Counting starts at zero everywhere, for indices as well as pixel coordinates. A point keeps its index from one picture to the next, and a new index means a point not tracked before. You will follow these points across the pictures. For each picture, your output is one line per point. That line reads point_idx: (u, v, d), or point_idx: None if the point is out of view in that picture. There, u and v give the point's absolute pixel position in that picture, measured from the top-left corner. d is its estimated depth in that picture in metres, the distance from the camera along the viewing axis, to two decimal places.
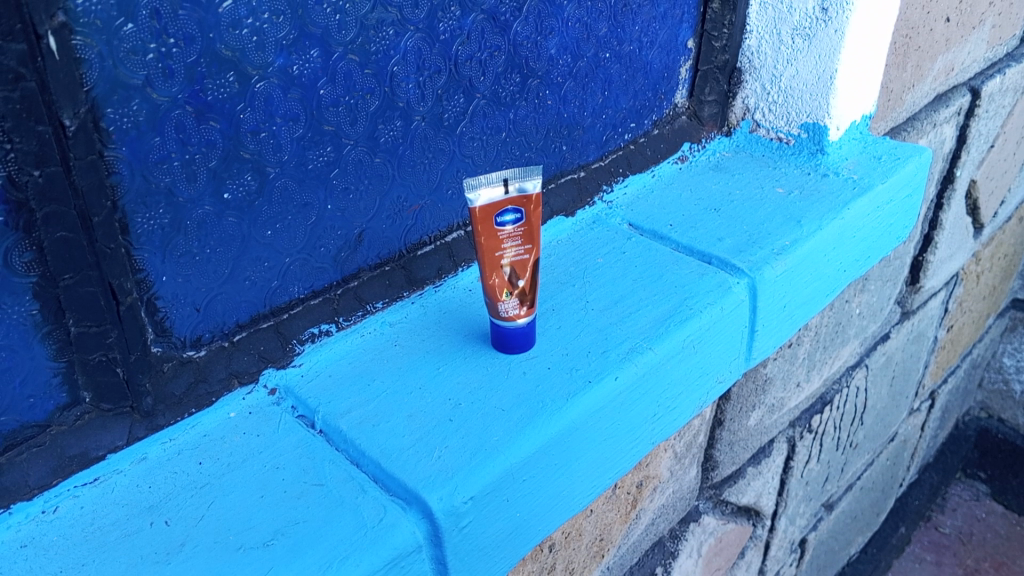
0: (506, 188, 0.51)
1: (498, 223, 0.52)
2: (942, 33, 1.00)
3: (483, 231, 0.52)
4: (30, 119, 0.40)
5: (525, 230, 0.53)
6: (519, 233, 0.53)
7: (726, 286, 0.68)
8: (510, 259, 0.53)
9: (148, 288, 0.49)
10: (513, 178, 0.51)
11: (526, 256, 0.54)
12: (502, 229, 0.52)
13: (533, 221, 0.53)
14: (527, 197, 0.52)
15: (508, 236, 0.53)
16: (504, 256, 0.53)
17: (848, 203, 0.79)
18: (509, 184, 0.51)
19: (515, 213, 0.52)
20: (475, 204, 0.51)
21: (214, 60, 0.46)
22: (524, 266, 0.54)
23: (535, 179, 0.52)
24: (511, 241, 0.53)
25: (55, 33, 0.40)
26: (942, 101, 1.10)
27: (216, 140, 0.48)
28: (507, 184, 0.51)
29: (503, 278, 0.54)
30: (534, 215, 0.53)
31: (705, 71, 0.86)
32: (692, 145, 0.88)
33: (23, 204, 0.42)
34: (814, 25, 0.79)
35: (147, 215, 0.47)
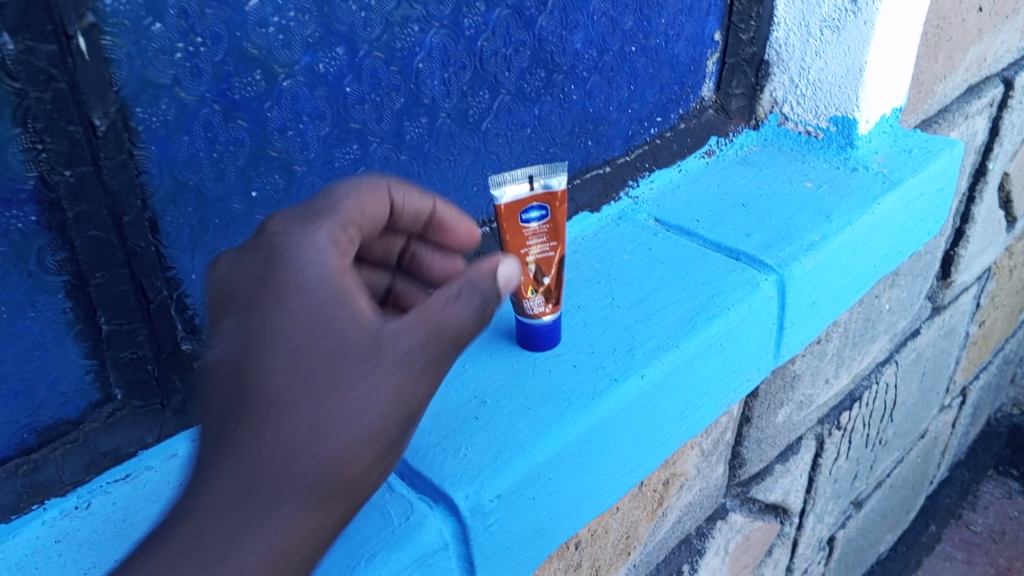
0: (531, 185, 0.52)
1: (524, 219, 0.53)
2: (973, 23, 0.99)
3: (508, 226, 0.52)
4: (61, 118, 0.41)
5: (550, 226, 0.54)
6: (544, 230, 0.54)
7: (754, 282, 0.67)
8: (534, 255, 0.54)
9: (178, 286, 0.49)
10: (538, 174, 0.52)
11: (551, 253, 0.54)
12: (527, 225, 0.53)
13: (557, 218, 0.54)
14: (552, 193, 0.53)
15: (533, 233, 0.53)
16: (527, 252, 0.54)
17: (879, 197, 0.78)
18: (534, 180, 0.52)
19: (541, 210, 0.53)
20: (501, 200, 0.52)
21: (241, 59, 0.47)
22: (549, 263, 0.54)
23: (561, 176, 0.53)
24: (536, 238, 0.54)
25: (84, 34, 0.40)
26: (974, 93, 1.09)
27: (244, 138, 0.49)
28: (532, 180, 0.52)
29: (528, 274, 0.54)
30: (560, 212, 0.54)
31: (732, 63, 0.85)
32: (720, 139, 0.87)
33: (55, 204, 0.43)
34: (843, 17, 0.78)
35: (176, 214, 0.47)
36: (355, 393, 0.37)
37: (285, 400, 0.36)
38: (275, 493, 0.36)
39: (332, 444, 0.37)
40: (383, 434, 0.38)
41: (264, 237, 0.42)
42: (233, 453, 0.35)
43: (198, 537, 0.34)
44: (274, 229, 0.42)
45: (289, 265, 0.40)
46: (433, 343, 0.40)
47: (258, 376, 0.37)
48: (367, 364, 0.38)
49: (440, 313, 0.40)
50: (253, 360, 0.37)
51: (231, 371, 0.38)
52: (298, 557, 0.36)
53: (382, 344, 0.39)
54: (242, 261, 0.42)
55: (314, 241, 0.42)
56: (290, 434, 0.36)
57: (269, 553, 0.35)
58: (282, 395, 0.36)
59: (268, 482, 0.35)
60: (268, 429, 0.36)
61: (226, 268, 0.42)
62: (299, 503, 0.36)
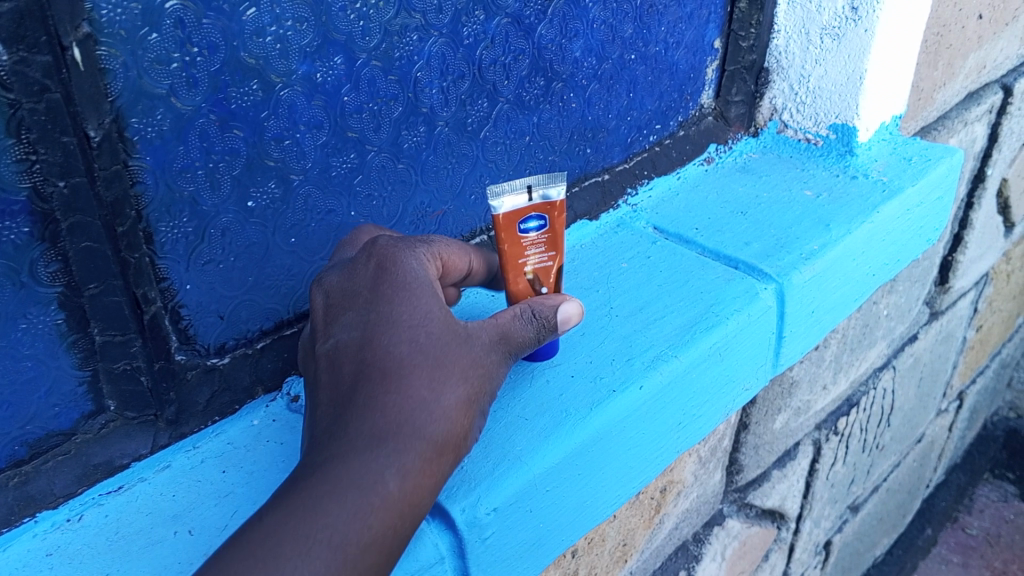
0: (530, 196, 0.50)
1: (521, 231, 0.51)
2: (974, 30, 0.98)
3: (506, 238, 0.51)
4: (55, 130, 0.41)
5: (549, 236, 0.52)
6: (542, 240, 0.52)
7: (753, 291, 0.67)
8: (532, 266, 0.53)
9: (172, 297, 0.49)
10: (537, 184, 0.50)
11: (550, 263, 0.53)
12: (525, 236, 0.51)
13: (557, 228, 0.52)
14: (551, 204, 0.51)
15: (531, 243, 0.52)
16: (526, 263, 0.52)
17: (878, 206, 0.77)
18: (532, 190, 0.50)
19: (540, 219, 0.51)
20: (498, 213, 0.50)
21: (238, 68, 0.46)
22: (547, 272, 0.53)
23: (559, 185, 0.51)
24: (534, 248, 0.52)
25: (79, 44, 0.40)
26: (974, 99, 1.08)
27: (240, 148, 0.48)
28: (530, 191, 0.50)
29: (526, 284, 0.53)
30: (559, 222, 0.52)
31: (732, 71, 0.85)
32: (719, 146, 0.87)
33: (48, 215, 0.42)
34: (843, 25, 0.77)
35: (172, 224, 0.47)
36: (460, 366, 0.45)
37: (408, 365, 0.43)
38: (405, 439, 0.41)
39: (444, 404, 0.43)
40: (471, 398, 0.45)
41: (371, 245, 0.49)
42: (373, 408, 0.42)
43: (345, 475, 0.39)
44: (381, 240, 0.49)
45: (401, 264, 0.47)
46: (512, 339, 0.49)
47: (384, 348, 0.44)
48: (468, 342, 0.46)
49: (514, 326, 0.49)
50: (381, 337, 0.44)
51: (359, 347, 0.44)
52: (417, 500, 0.41)
53: (471, 334, 0.46)
54: (352, 268, 0.49)
55: (417, 247, 0.49)
56: (413, 392, 0.42)
57: (397, 490, 0.40)
58: (409, 361, 0.43)
59: (400, 432, 0.41)
60: (396, 390, 0.42)
61: (339, 276, 0.48)
62: (419, 452, 0.41)
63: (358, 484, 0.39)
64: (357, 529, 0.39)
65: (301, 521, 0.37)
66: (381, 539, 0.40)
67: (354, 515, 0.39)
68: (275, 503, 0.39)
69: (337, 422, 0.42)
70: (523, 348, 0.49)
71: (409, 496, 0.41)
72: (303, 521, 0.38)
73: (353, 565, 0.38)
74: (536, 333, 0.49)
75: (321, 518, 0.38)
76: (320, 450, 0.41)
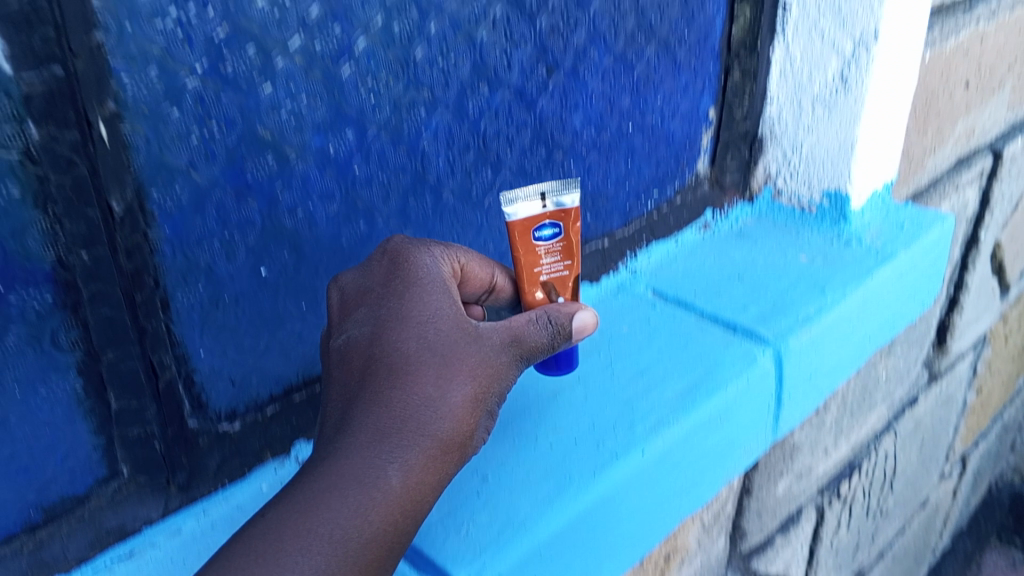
0: (544, 203, 0.52)
1: (536, 237, 0.53)
2: (960, 98, 1.02)
3: (520, 245, 0.53)
4: (80, 202, 0.42)
5: (564, 246, 0.54)
6: (557, 248, 0.54)
7: (752, 355, 0.68)
8: (547, 274, 0.54)
9: (186, 363, 0.50)
10: (550, 191, 0.52)
11: (565, 273, 0.55)
12: (539, 244, 0.53)
13: (571, 236, 0.54)
14: (565, 211, 0.53)
15: (546, 251, 0.54)
16: (541, 271, 0.54)
17: (872, 271, 0.79)
18: (546, 197, 0.52)
19: (554, 227, 0.53)
20: (513, 218, 0.52)
21: (254, 142, 0.48)
22: (562, 281, 0.55)
23: (573, 193, 0.53)
24: (549, 257, 0.54)
25: (105, 121, 0.41)
26: (963, 165, 1.11)
27: (254, 218, 0.50)
28: (544, 198, 0.52)
29: (541, 293, 0.55)
30: (573, 230, 0.53)
31: (726, 139, 0.86)
32: (715, 211, 0.89)
33: (71, 283, 0.44)
34: (834, 95, 0.79)
35: (187, 291, 0.48)
36: (467, 365, 0.47)
37: (413, 363, 0.46)
38: (407, 437, 0.43)
39: (449, 402, 0.45)
40: (479, 397, 0.47)
41: (386, 246, 0.52)
42: (378, 405, 0.44)
43: (348, 470, 0.41)
44: (395, 242, 0.52)
45: (412, 267, 0.50)
46: (525, 342, 0.50)
47: (393, 347, 0.46)
48: (477, 343, 0.48)
49: (527, 330, 0.50)
50: (389, 336, 0.47)
51: (368, 344, 0.47)
52: (418, 497, 0.43)
53: (482, 334, 0.49)
54: (367, 269, 0.51)
55: (429, 249, 0.52)
56: (417, 390, 0.45)
57: (399, 485, 0.42)
58: (413, 360, 0.46)
59: (402, 429, 0.43)
60: (401, 386, 0.45)
61: (356, 276, 0.51)
62: (421, 448, 0.44)
63: (360, 480, 0.41)
64: (359, 522, 0.41)
65: (304, 515, 0.40)
66: (383, 532, 0.41)
67: (356, 508, 0.41)
68: (282, 496, 0.41)
69: (344, 419, 0.44)
70: (535, 353, 0.51)
71: (411, 491, 0.43)
72: (305, 515, 0.40)
73: (355, 557, 0.40)
74: (551, 338, 0.51)
75: (323, 511, 0.40)
76: (327, 445, 0.43)
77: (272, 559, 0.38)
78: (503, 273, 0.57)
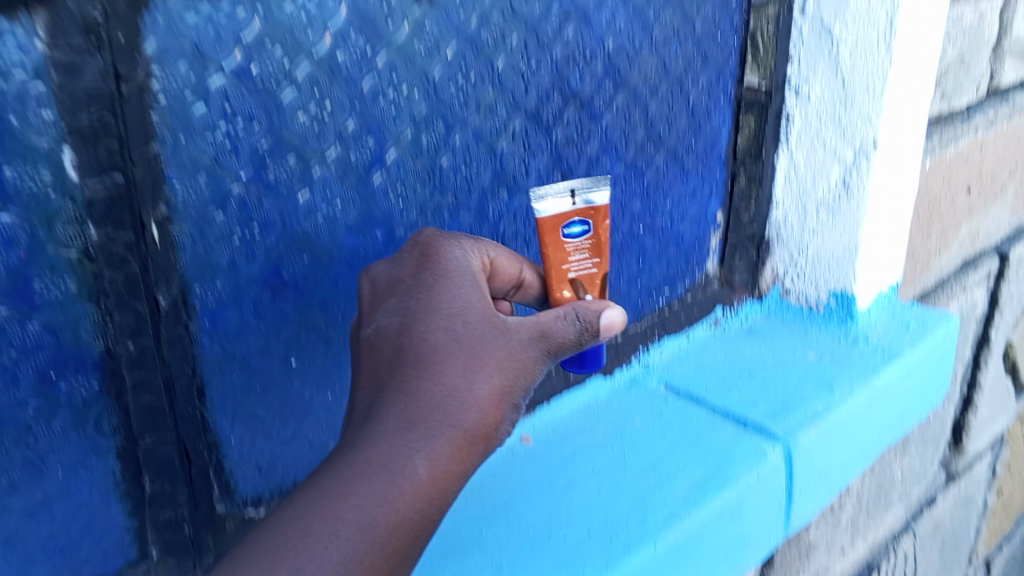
0: (573, 200, 0.53)
1: (566, 235, 0.54)
2: (963, 202, 1.05)
3: (550, 243, 0.54)
4: (130, 296, 0.46)
5: (592, 243, 0.55)
6: (585, 245, 0.55)
7: (762, 450, 0.70)
8: (576, 271, 0.55)
9: (218, 450, 0.53)
10: (580, 189, 0.53)
11: (592, 270, 0.56)
12: (569, 240, 0.54)
13: (600, 233, 0.55)
14: (594, 209, 0.54)
15: (575, 249, 0.54)
16: (570, 269, 0.55)
17: (879, 369, 0.81)
18: (576, 195, 0.53)
19: (583, 224, 0.54)
20: (543, 216, 0.53)
21: (291, 242, 0.52)
22: (590, 279, 0.56)
23: (602, 191, 0.54)
24: (577, 254, 0.55)
25: (157, 223, 0.45)
26: (969, 267, 1.14)
27: (288, 313, 0.53)
28: (574, 195, 0.53)
29: (570, 290, 0.56)
30: (602, 226, 0.55)
31: (734, 241, 0.89)
32: (725, 308, 0.92)
33: (116, 371, 0.47)
34: (836, 200, 0.83)
35: (223, 381, 0.51)
36: (493, 357, 0.48)
37: (441, 354, 0.47)
38: (433, 426, 0.45)
39: (474, 393, 0.47)
40: (505, 389, 0.48)
41: (418, 238, 0.53)
42: (405, 395, 0.45)
43: (375, 459, 0.43)
44: (427, 234, 0.53)
45: (442, 259, 0.51)
46: (554, 338, 0.51)
47: (421, 338, 0.47)
48: (505, 336, 0.49)
49: (555, 326, 0.51)
50: (418, 327, 0.48)
51: (398, 335, 0.48)
52: (444, 485, 0.45)
53: (511, 326, 0.50)
54: (399, 260, 0.52)
55: (460, 242, 0.53)
56: (443, 380, 0.46)
57: (424, 473, 0.44)
58: (441, 351, 0.47)
59: (428, 418, 0.45)
60: (429, 377, 0.46)
61: (387, 267, 0.52)
62: (446, 438, 0.45)
63: (386, 468, 0.43)
64: (385, 510, 0.42)
65: (331, 502, 0.42)
66: (409, 518, 0.43)
67: (382, 496, 0.43)
68: (312, 484, 0.43)
69: (374, 408, 0.46)
70: (563, 350, 0.51)
71: (437, 480, 0.44)
72: (334, 501, 0.42)
73: (381, 543, 0.42)
74: (579, 335, 0.51)
75: (350, 499, 0.42)
76: (356, 433, 0.45)
77: (303, 544, 0.40)
78: (531, 269, 0.57)
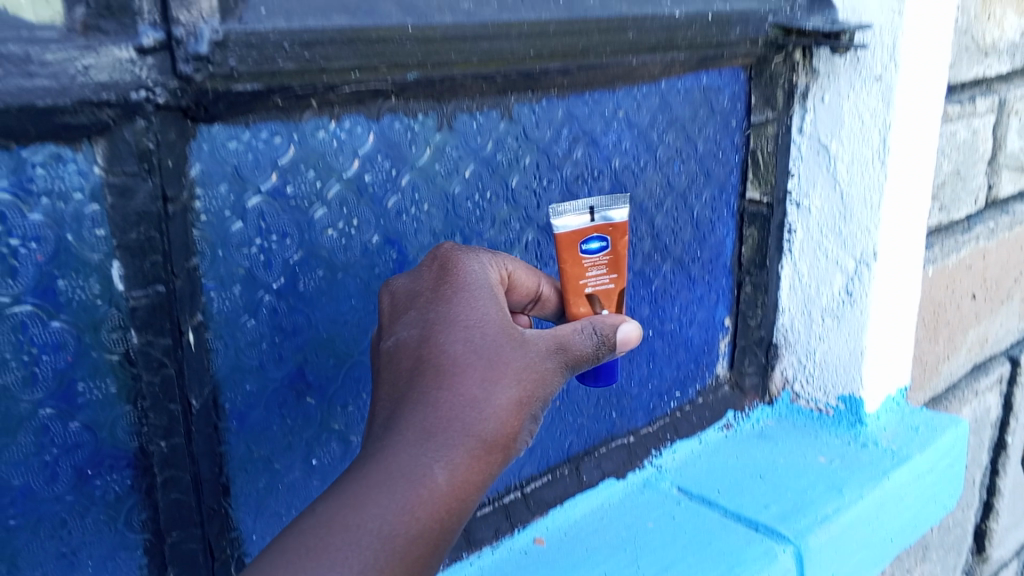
0: (592, 216, 0.54)
1: (584, 251, 0.55)
2: (969, 308, 1.08)
3: (569, 258, 0.55)
4: (165, 398, 0.48)
5: (609, 258, 0.56)
6: (603, 261, 0.56)
7: (772, 553, 0.71)
8: (593, 286, 0.56)
9: (239, 545, 0.55)
10: (599, 206, 0.55)
11: (609, 285, 0.56)
12: (587, 256, 0.55)
13: (618, 249, 0.56)
14: (611, 225, 0.55)
15: (593, 264, 0.55)
16: (587, 284, 0.56)
17: (888, 472, 0.82)
18: (594, 212, 0.54)
19: (601, 241, 0.55)
20: (562, 230, 0.54)
21: (316, 347, 0.55)
22: (606, 294, 0.57)
23: (620, 207, 0.55)
24: (595, 269, 0.56)
25: (193, 329, 0.49)
26: (980, 371, 1.16)
27: (311, 413, 0.56)
28: (593, 212, 0.54)
29: (587, 306, 0.56)
30: (619, 242, 0.56)
31: (743, 345, 0.92)
32: (737, 412, 0.94)
33: (148, 469, 0.49)
34: (840, 307, 0.86)
35: (247, 479, 0.54)
36: (512, 368, 0.46)
37: (459, 364, 0.45)
38: (454, 435, 0.42)
39: (494, 404, 0.44)
40: (524, 400, 0.46)
41: (437, 254, 0.53)
42: (423, 403, 0.43)
43: (394, 466, 0.40)
44: (445, 249, 0.52)
45: (460, 274, 0.50)
46: (570, 350, 0.50)
47: (440, 348, 0.45)
48: (524, 346, 0.47)
49: (574, 338, 0.51)
50: (436, 337, 0.46)
51: (417, 345, 0.46)
52: (464, 497, 0.42)
53: (528, 339, 0.48)
54: (417, 276, 0.52)
55: (477, 258, 0.52)
56: (463, 389, 0.44)
57: (444, 482, 0.41)
58: (460, 360, 0.45)
59: (448, 427, 0.42)
60: (448, 386, 0.44)
61: (406, 283, 0.51)
62: (466, 448, 0.42)
63: (406, 475, 0.40)
64: (406, 519, 0.40)
65: (350, 511, 0.39)
66: (429, 529, 0.40)
67: (403, 504, 0.40)
68: (329, 492, 0.40)
69: (391, 418, 0.43)
70: (579, 363, 0.51)
71: (457, 489, 0.42)
72: (354, 509, 0.39)
73: (400, 554, 0.39)
74: (596, 348, 0.52)
75: (371, 506, 0.39)
76: (373, 442, 0.42)
77: (319, 555, 0.37)
78: (548, 283, 0.57)
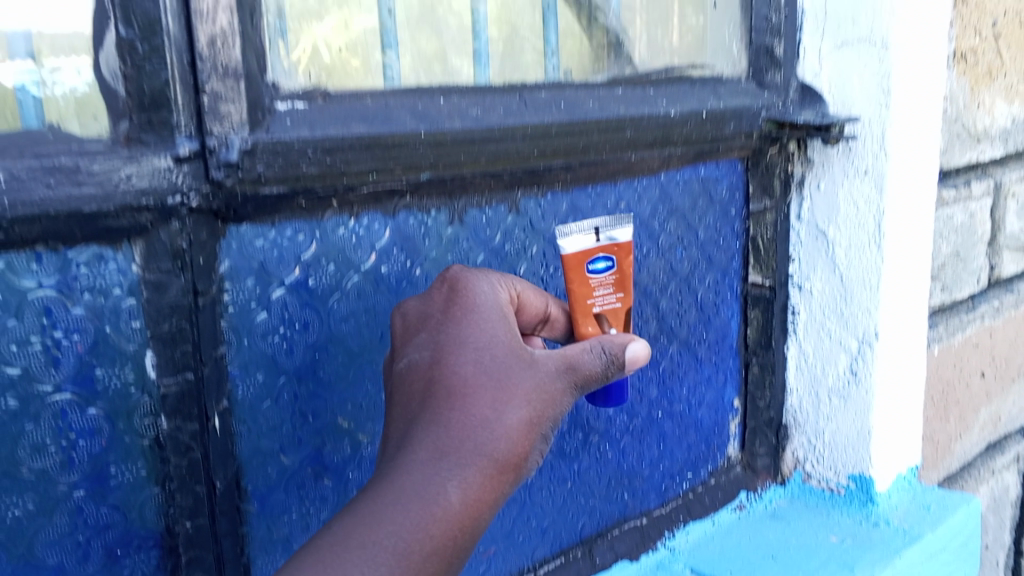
0: (597, 237, 0.55)
1: (590, 271, 0.56)
2: (979, 386, 1.09)
3: (575, 278, 0.55)
4: (192, 480, 0.51)
5: (615, 278, 0.57)
6: (609, 281, 0.57)
7: None
8: (600, 306, 0.57)
9: None
10: (603, 227, 0.56)
11: (617, 304, 0.57)
12: (593, 276, 0.56)
13: (623, 269, 0.57)
14: (616, 245, 0.56)
15: (599, 284, 0.56)
16: (595, 304, 0.56)
17: (899, 550, 0.83)
18: (599, 232, 0.56)
19: (607, 260, 0.56)
20: (567, 252, 0.55)
21: (333, 430, 0.58)
22: (614, 313, 0.57)
23: (623, 227, 0.56)
24: (601, 289, 0.56)
25: (219, 414, 0.51)
26: (994, 449, 1.16)
27: (328, 495, 0.59)
28: (597, 233, 0.55)
29: (596, 325, 0.57)
30: (624, 261, 0.57)
31: (754, 425, 0.94)
32: (749, 493, 0.94)
33: (173, 549, 0.52)
34: (846, 386, 0.88)
35: (267, 559, 0.56)
36: (521, 390, 0.48)
37: (470, 388, 0.47)
38: (465, 455, 0.45)
39: (503, 423, 0.47)
40: (533, 420, 0.48)
41: (446, 274, 0.53)
42: (436, 424, 0.45)
43: (408, 485, 0.43)
44: (454, 269, 0.54)
45: (471, 294, 0.52)
46: (580, 370, 0.51)
47: (451, 370, 0.47)
48: (534, 367, 0.50)
49: (582, 357, 0.52)
50: (447, 360, 0.48)
51: (429, 367, 0.48)
52: (474, 514, 0.45)
53: (537, 360, 0.50)
54: (428, 297, 0.53)
55: (488, 278, 0.54)
56: (473, 412, 0.46)
57: (457, 500, 0.44)
58: (470, 383, 0.47)
59: (460, 448, 0.45)
60: (460, 407, 0.46)
61: (418, 304, 0.53)
62: (477, 467, 0.45)
63: (419, 495, 0.43)
64: (419, 536, 0.42)
65: (367, 529, 0.41)
66: (441, 546, 0.43)
67: (416, 522, 0.42)
68: (345, 510, 0.42)
69: (405, 438, 0.45)
70: (589, 383, 0.52)
71: (469, 507, 0.44)
72: (371, 528, 0.41)
73: (416, 567, 0.42)
74: (606, 367, 0.52)
75: (386, 524, 0.41)
76: (388, 461, 0.45)
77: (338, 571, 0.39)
78: (556, 304, 0.59)
